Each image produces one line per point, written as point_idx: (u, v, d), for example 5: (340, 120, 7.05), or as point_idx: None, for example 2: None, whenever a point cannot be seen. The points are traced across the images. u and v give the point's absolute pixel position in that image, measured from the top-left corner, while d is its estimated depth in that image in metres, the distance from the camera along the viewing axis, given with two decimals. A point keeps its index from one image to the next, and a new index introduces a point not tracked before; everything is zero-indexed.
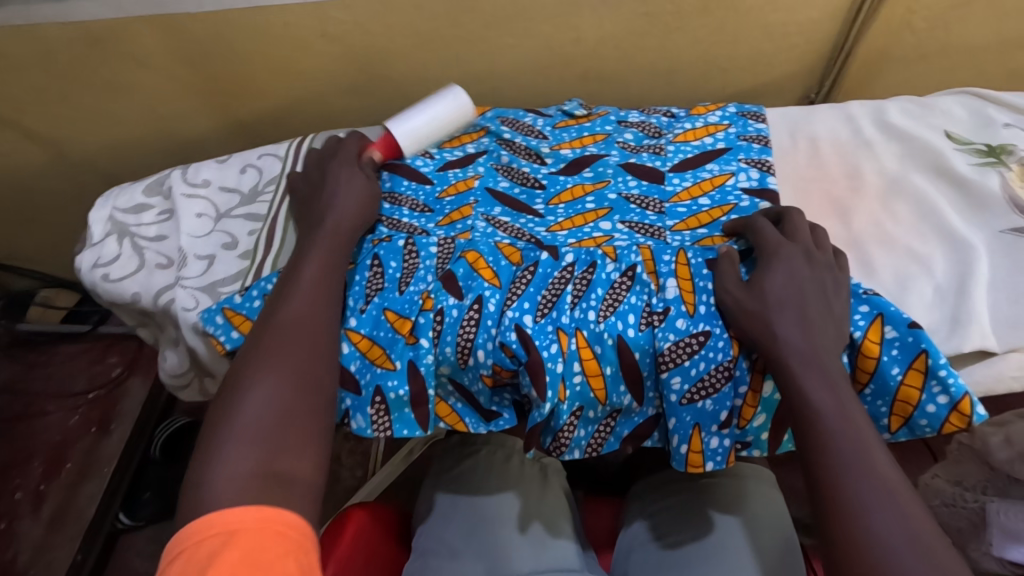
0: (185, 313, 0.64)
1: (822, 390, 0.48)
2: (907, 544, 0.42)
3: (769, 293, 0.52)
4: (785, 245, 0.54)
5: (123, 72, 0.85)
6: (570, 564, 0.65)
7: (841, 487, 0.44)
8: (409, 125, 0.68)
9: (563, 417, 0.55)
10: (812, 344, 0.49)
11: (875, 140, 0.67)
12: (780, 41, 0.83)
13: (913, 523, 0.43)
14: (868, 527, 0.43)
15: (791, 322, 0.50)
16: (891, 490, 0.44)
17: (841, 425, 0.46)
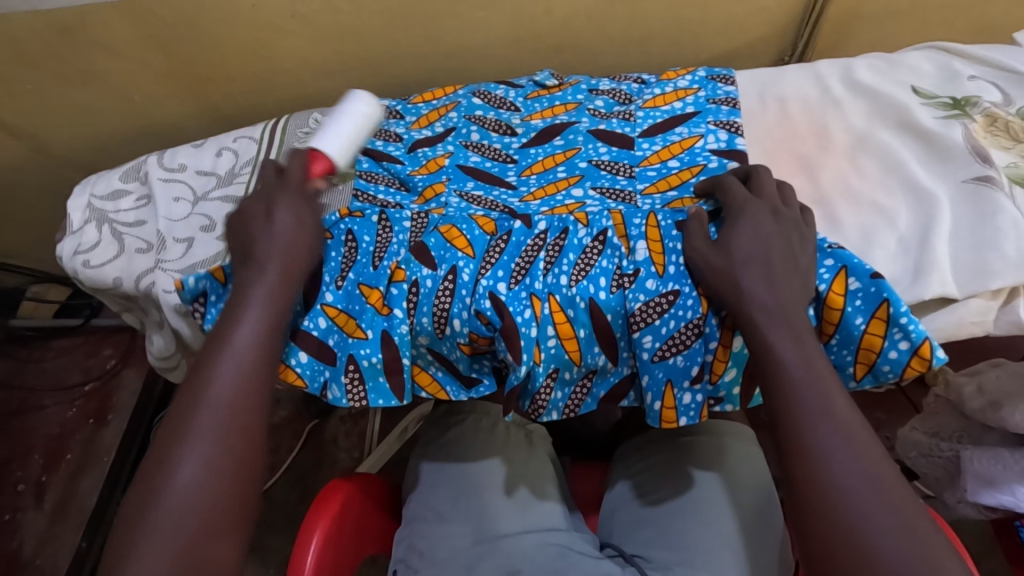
0: (167, 296, 0.65)
1: (787, 342, 0.49)
2: (861, 482, 0.44)
3: (736, 249, 0.53)
4: (751, 202, 0.55)
5: (93, 60, 0.84)
6: (555, 524, 0.67)
7: (803, 431, 0.46)
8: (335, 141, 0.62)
9: (539, 379, 0.56)
10: (774, 296, 0.50)
11: (843, 98, 0.68)
12: (750, 4, 0.83)
13: (869, 464, 0.44)
14: (828, 467, 0.44)
15: (757, 278, 0.51)
16: (849, 432, 0.45)
17: (803, 372, 0.47)
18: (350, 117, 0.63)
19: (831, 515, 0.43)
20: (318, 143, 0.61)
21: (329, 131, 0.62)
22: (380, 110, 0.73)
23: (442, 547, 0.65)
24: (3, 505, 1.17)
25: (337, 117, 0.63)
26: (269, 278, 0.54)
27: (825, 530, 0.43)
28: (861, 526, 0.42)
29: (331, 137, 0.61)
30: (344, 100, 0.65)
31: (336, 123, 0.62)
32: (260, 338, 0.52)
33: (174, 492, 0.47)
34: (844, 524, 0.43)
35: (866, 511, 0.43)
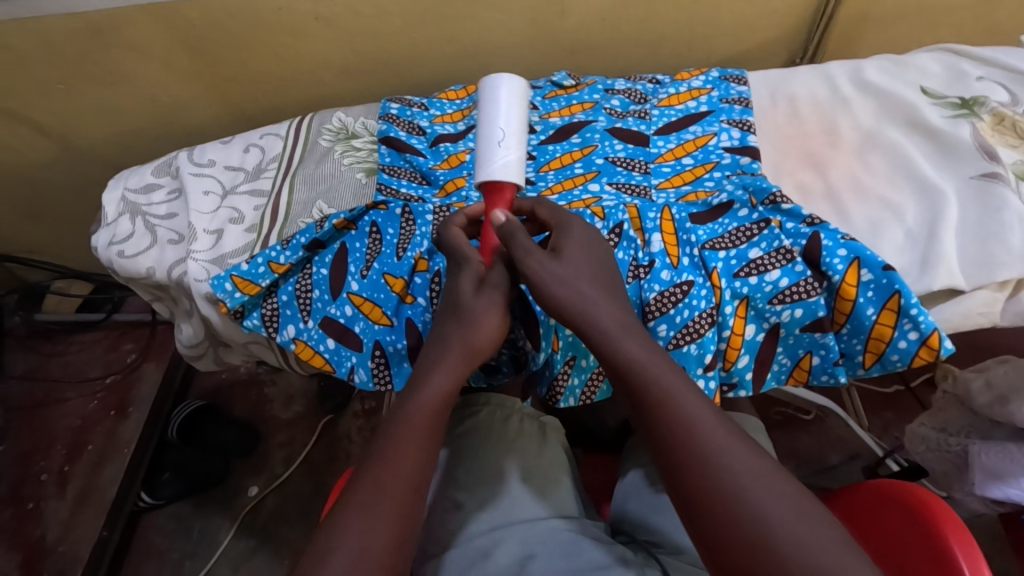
0: (198, 284, 0.67)
1: None
2: (759, 476, 0.41)
3: (567, 256, 0.51)
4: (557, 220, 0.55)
5: (123, 60, 0.88)
6: (568, 511, 0.69)
7: (692, 431, 0.43)
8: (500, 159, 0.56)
9: (557, 365, 0.60)
10: (605, 298, 0.50)
11: (852, 98, 0.70)
12: (761, 7, 0.85)
13: (754, 455, 0.43)
14: (719, 466, 0.41)
15: (592, 287, 0.50)
16: (728, 423, 0.44)
17: (664, 366, 0.46)
18: (510, 127, 0.58)
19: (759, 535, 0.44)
20: (490, 167, 0.56)
21: (501, 150, 0.57)
22: (402, 108, 0.76)
23: (459, 532, 0.67)
24: (27, 494, 1.20)
25: (495, 128, 0.57)
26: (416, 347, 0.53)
27: (736, 547, 0.39)
28: (781, 538, 0.39)
29: (507, 157, 0.57)
30: (490, 103, 0.58)
31: (497, 140, 0.57)
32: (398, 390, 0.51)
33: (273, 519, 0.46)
34: (758, 540, 0.39)
35: (772, 511, 0.40)
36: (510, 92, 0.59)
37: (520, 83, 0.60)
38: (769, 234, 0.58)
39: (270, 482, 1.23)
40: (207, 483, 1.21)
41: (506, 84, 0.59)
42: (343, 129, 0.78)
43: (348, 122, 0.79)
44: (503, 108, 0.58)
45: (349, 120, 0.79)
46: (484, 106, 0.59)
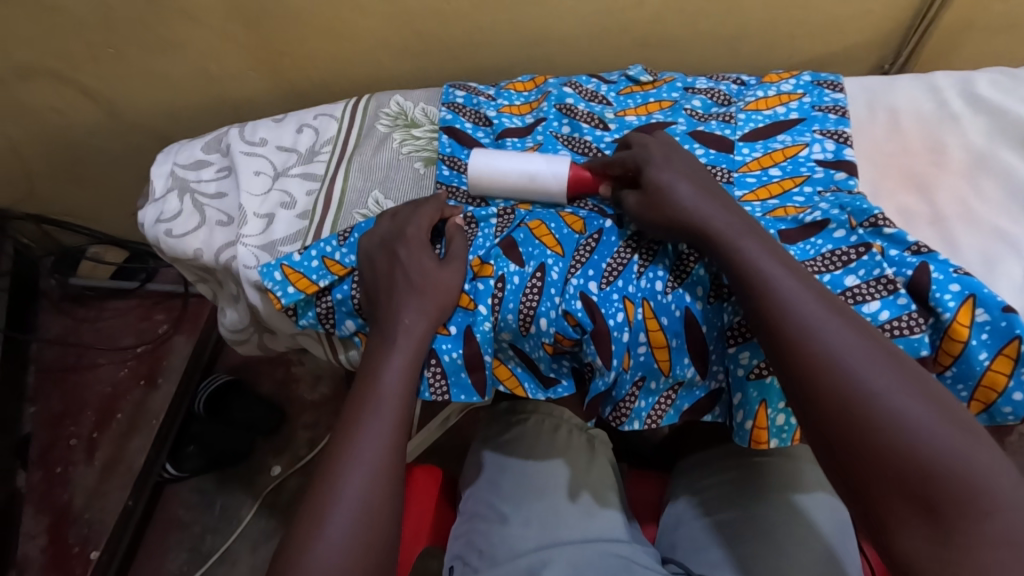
0: (246, 271, 0.64)
1: (831, 302, 0.47)
2: (857, 348, 0.44)
3: (666, 164, 0.56)
4: (655, 141, 0.59)
5: (177, 28, 0.85)
6: (616, 535, 0.65)
7: (791, 314, 0.46)
8: (546, 176, 0.60)
9: (625, 387, 0.55)
10: (700, 198, 0.54)
11: (961, 113, 0.64)
12: (855, 7, 0.79)
13: (860, 331, 0.45)
14: (822, 343, 0.45)
15: (691, 194, 0.54)
16: (829, 302, 0.47)
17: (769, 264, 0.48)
18: (514, 172, 0.61)
19: (875, 437, 0.42)
20: (562, 185, 0.61)
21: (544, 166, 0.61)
22: (468, 96, 0.72)
23: (504, 548, 0.64)
24: (55, 458, 1.20)
25: (514, 177, 0.61)
26: (439, 293, 0.56)
27: (835, 406, 0.43)
28: (875, 402, 0.42)
29: (552, 168, 0.60)
30: (484, 176, 0.61)
31: (532, 171, 0.61)
32: (409, 366, 0.54)
33: (343, 520, 0.47)
34: (850, 398, 0.43)
35: (871, 381, 0.43)
36: (483, 162, 0.61)
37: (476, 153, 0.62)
38: (869, 260, 0.52)
39: (293, 463, 1.22)
40: (234, 459, 1.20)
41: (475, 170, 0.62)
42: (402, 115, 0.74)
43: (406, 107, 0.75)
44: (498, 177, 0.61)
45: (408, 104, 0.75)
46: (503, 197, 0.63)
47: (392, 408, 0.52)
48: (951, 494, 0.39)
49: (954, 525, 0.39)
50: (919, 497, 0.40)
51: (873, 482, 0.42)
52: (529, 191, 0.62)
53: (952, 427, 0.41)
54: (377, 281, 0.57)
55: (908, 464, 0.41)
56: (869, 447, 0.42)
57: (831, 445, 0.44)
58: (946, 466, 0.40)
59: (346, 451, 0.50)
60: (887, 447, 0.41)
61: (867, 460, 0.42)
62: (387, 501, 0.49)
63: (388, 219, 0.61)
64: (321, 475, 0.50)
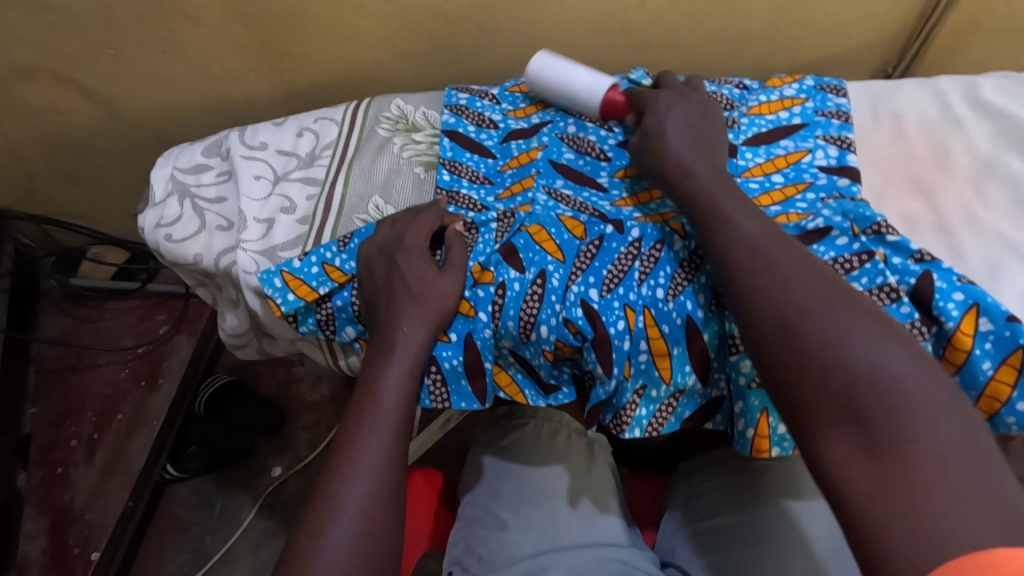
0: (246, 276, 0.64)
1: (775, 234, 0.49)
2: (799, 271, 0.46)
3: (672, 111, 0.60)
4: (677, 88, 0.63)
5: (178, 30, 0.84)
6: (615, 540, 0.65)
7: (737, 243, 0.49)
8: (589, 85, 0.66)
9: (626, 395, 0.55)
10: (692, 146, 0.57)
11: (966, 118, 0.64)
12: (859, 9, 0.78)
13: (801, 258, 0.47)
14: (762, 264, 0.47)
15: (680, 140, 0.57)
16: (778, 235, 0.49)
17: (724, 199, 0.52)
18: (565, 74, 0.67)
19: (803, 344, 0.42)
20: (596, 104, 0.67)
21: (585, 85, 0.66)
22: (472, 98, 0.72)
23: (503, 553, 0.64)
24: (56, 459, 1.20)
25: (558, 88, 0.67)
26: (440, 299, 0.55)
27: (769, 320, 0.44)
28: (806, 315, 0.43)
29: (599, 83, 0.66)
30: (536, 77, 0.68)
31: (572, 89, 0.67)
32: (409, 375, 0.53)
33: (344, 527, 0.47)
34: (783, 311, 0.44)
35: (804, 298, 0.44)
36: (544, 59, 0.68)
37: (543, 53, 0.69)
38: (872, 268, 0.52)
39: (293, 464, 1.22)
40: (236, 457, 1.20)
41: (535, 64, 0.69)
42: (403, 118, 0.74)
43: (407, 110, 0.75)
44: (550, 74, 0.68)
45: (408, 108, 0.75)
46: (546, 96, 0.70)
47: (392, 414, 0.52)
48: (877, 401, 0.38)
49: (880, 430, 0.37)
50: (844, 401, 0.39)
51: (802, 390, 0.41)
52: (570, 93, 0.67)
53: (885, 342, 0.40)
54: (376, 289, 0.57)
55: (833, 373, 0.40)
56: (796, 355, 0.42)
57: (764, 358, 0.44)
58: (873, 371, 0.39)
59: (347, 459, 0.50)
60: (811, 358, 0.41)
61: (794, 368, 0.42)
62: (386, 508, 0.49)
63: (387, 226, 0.61)
64: (322, 482, 0.50)
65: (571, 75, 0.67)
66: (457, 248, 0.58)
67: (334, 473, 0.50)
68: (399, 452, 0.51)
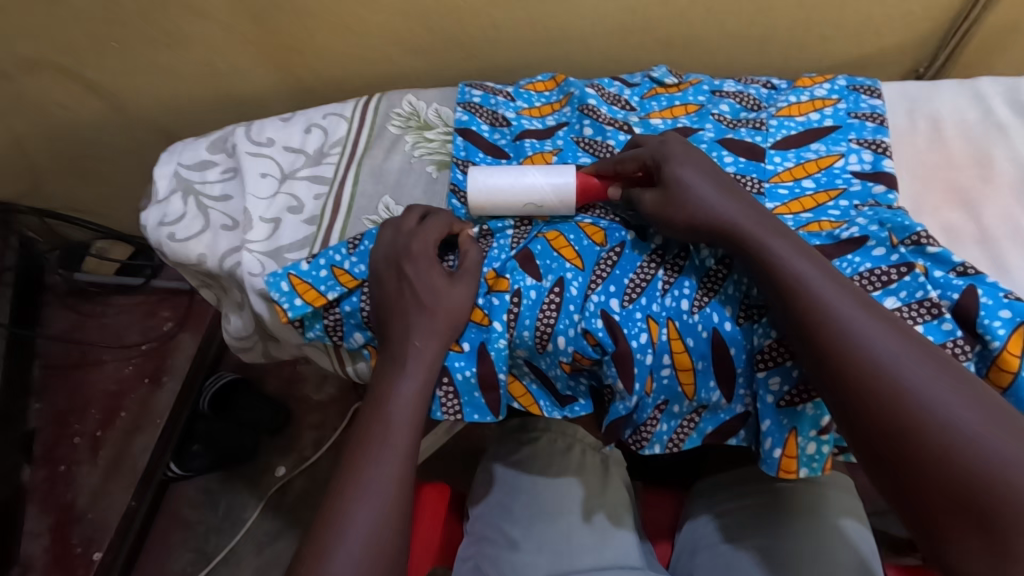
0: (251, 278, 0.62)
1: (861, 302, 0.44)
2: (901, 351, 0.42)
3: (687, 164, 0.52)
4: (671, 138, 0.55)
5: (184, 22, 0.82)
6: (631, 563, 0.62)
7: (832, 317, 0.43)
8: (545, 189, 0.56)
9: (646, 410, 0.53)
10: (726, 199, 0.50)
11: (1008, 123, 0.61)
12: (894, 7, 0.75)
13: (899, 332, 0.43)
14: (861, 347, 0.42)
15: (711, 192, 0.51)
16: (868, 304, 0.44)
17: (798, 259, 0.46)
18: (517, 189, 0.57)
19: (920, 444, 0.40)
20: (569, 200, 0.56)
21: (548, 182, 0.56)
22: (485, 96, 0.69)
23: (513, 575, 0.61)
24: (59, 456, 1.17)
25: (524, 202, 0.57)
26: (454, 309, 0.53)
27: (877, 415, 0.41)
28: (921, 411, 0.40)
29: (557, 179, 0.56)
30: (493, 202, 0.57)
31: (535, 190, 0.56)
32: (422, 388, 0.51)
33: (354, 545, 0.45)
34: (896, 405, 0.41)
35: (915, 389, 0.41)
36: (487, 200, 0.57)
37: (473, 182, 0.57)
38: (911, 282, 0.49)
39: (298, 464, 1.20)
40: (239, 456, 1.18)
41: (477, 199, 0.57)
42: (415, 116, 0.71)
43: (419, 107, 0.72)
44: (500, 199, 0.57)
45: (420, 104, 0.72)
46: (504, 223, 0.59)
47: (405, 427, 0.50)
48: (1011, 511, 0.37)
49: (1014, 544, 0.37)
50: (976, 514, 0.38)
51: (925, 494, 0.40)
52: (531, 203, 0.57)
53: (1003, 434, 0.39)
54: (385, 298, 0.55)
55: (960, 475, 0.39)
56: (914, 456, 0.40)
57: (878, 454, 0.41)
58: (1000, 473, 0.38)
59: (359, 474, 0.48)
60: (931, 453, 0.39)
61: (916, 471, 0.40)
62: (399, 525, 0.47)
63: (391, 231, 0.57)
64: (332, 497, 0.48)
65: (521, 188, 0.57)
66: (472, 256, 0.56)
67: (346, 486, 0.48)
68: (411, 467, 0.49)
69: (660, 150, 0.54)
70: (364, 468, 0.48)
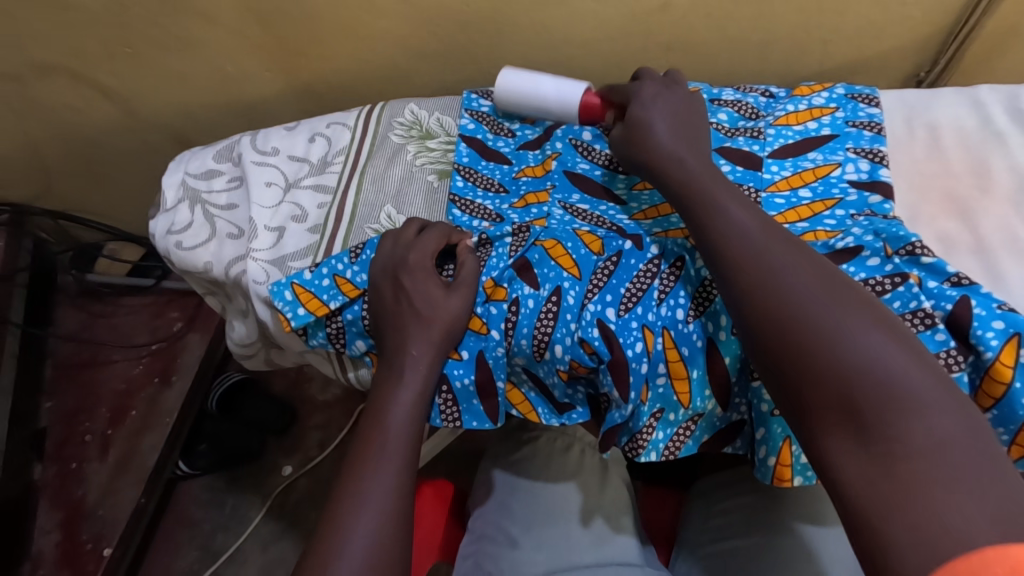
0: (256, 287, 0.63)
1: (767, 226, 0.47)
2: (795, 263, 0.45)
3: (655, 99, 0.58)
4: (658, 79, 0.61)
5: (194, 27, 0.83)
6: (628, 559, 0.63)
7: (731, 234, 0.47)
8: (559, 86, 0.63)
9: (642, 419, 0.53)
10: (673, 138, 0.55)
11: (1006, 131, 0.61)
12: (894, 12, 0.75)
13: (800, 251, 0.46)
14: (758, 258, 0.45)
15: (663, 132, 0.56)
16: (774, 228, 0.47)
17: (712, 185, 0.51)
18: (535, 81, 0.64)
19: (800, 339, 0.41)
20: (573, 102, 0.63)
21: (564, 85, 0.64)
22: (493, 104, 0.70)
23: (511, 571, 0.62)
24: (70, 453, 1.18)
25: (536, 92, 0.64)
26: (453, 317, 0.54)
27: (764, 316, 0.43)
28: (805, 310, 0.42)
29: (572, 87, 0.64)
30: (511, 85, 0.65)
31: (550, 84, 0.64)
32: (421, 393, 0.53)
33: (353, 546, 0.46)
34: (782, 307, 0.43)
35: (803, 293, 0.43)
36: (508, 80, 0.65)
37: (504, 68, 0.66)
38: (906, 292, 0.49)
39: (304, 464, 1.22)
40: (243, 456, 1.20)
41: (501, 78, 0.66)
42: (417, 125, 0.73)
43: (421, 115, 0.73)
44: (518, 85, 0.65)
45: (422, 113, 0.74)
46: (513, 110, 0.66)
47: (403, 432, 0.51)
48: (878, 402, 0.38)
49: (880, 432, 0.37)
50: (847, 404, 0.39)
51: (804, 389, 0.41)
52: (541, 94, 0.64)
53: (887, 339, 0.40)
54: (384, 306, 0.56)
55: (836, 368, 0.40)
56: (794, 352, 0.41)
57: (765, 353, 0.43)
58: (873, 366, 0.39)
59: (358, 477, 0.49)
60: (811, 349, 0.41)
61: (796, 366, 0.41)
62: (397, 526, 0.48)
63: (391, 241, 0.59)
64: (333, 500, 0.49)
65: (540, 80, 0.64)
66: (472, 265, 0.56)
67: (347, 487, 0.49)
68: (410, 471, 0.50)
69: (640, 86, 0.60)
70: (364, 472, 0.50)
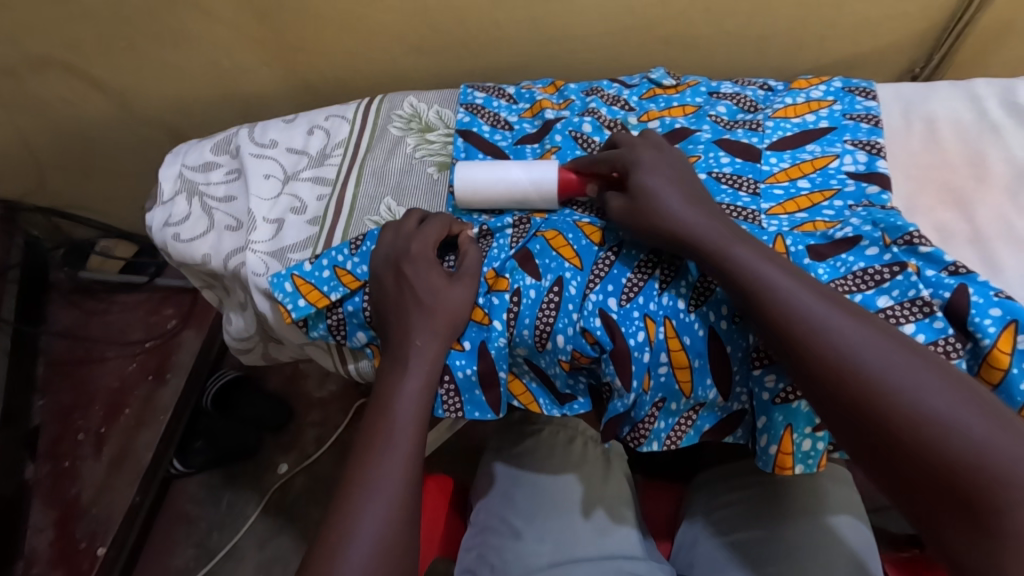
0: (255, 278, 0.63)
1: (822, 296, 0.45)
2: (863, 340, 0.43)
3: (650, 165, 0.54)
4: (642, 141, 0.57)
5: (191, 20, 0.83)
6: (632, 552, 0.63)
7: (790, 310, 0.45)
8: (527, 171, 0.59)
9: (645, 408, 0.54)
10: (686, 201, 0.52)
11: (1001, 124, 0.62)
12: (889, 8, 0.76)
13: (861, 321, 0.44)
14: (827, 340, 0.43)
15: (676, 197, 0.52)
16: (826, 295, 0.45)
17: (755, 254, 0.48)
18: (501, 171, 0.60)
19: (892, 430, 0.40)
20: (547, 186, 0.59)
21: (532, 167, 0.59)
22: (488, 98, 0.70)
23: (518, 564, 0.62)
24: (64, 451, 1.17)
25: (504, 192, 0.60)
26: (456, 308, 0.54)
27: (850, 406, 0.42)
28: (891, 395, 0.40)
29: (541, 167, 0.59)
30: (474, 191, 0.60)
31: (516, 176, 0.59)
32: (425, 384, 0.53)
33: (359, 536, 0.46)
34: (865, 394, 0.41)
35: (883, 378, 0.41)
36: (470, 185, 0.60)
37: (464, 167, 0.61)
38: (904, 280, 0.49)
39: (300, 461, 1.21)
40: (239, 454, 1.20)
41: (461, 188, 0.60)
42: (416, 117, 0.72)
43: (420, 108, 0.73)
44: (483, 180, 0.60)
45: (421, 105, 0.73)
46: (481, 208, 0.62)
47: (409, 422, 0.51)
48: (993, 493, 0.37)
49: (996, 523, 0.36)
50: (959, 498, 0.38)
51: (909, 480, 0.40)
52: (511, 185, 0.59)
53: (981, 416, 0.39)
54: (387, 297, 0.56)
55: (937, 459, 0.38)
56: (891, 443, 0.40)
57: (859, 444, 0.42)
58: (976, 451, 0.38)
59: (364, 468, 0.49)
60: (910, 441, 0.39)
61: (896, 457, 0.40)
62: (402, 516, 0.48)
63: (392, 232, 0.58)
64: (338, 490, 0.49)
65: (507, 172, 0.59)
66: (473, 254, 0.57)
67: (352, 477, 0.49)
68: (415, 461, 0.50)
69: (628, 150, 0.56)
70: (370, 464, 0.49)
